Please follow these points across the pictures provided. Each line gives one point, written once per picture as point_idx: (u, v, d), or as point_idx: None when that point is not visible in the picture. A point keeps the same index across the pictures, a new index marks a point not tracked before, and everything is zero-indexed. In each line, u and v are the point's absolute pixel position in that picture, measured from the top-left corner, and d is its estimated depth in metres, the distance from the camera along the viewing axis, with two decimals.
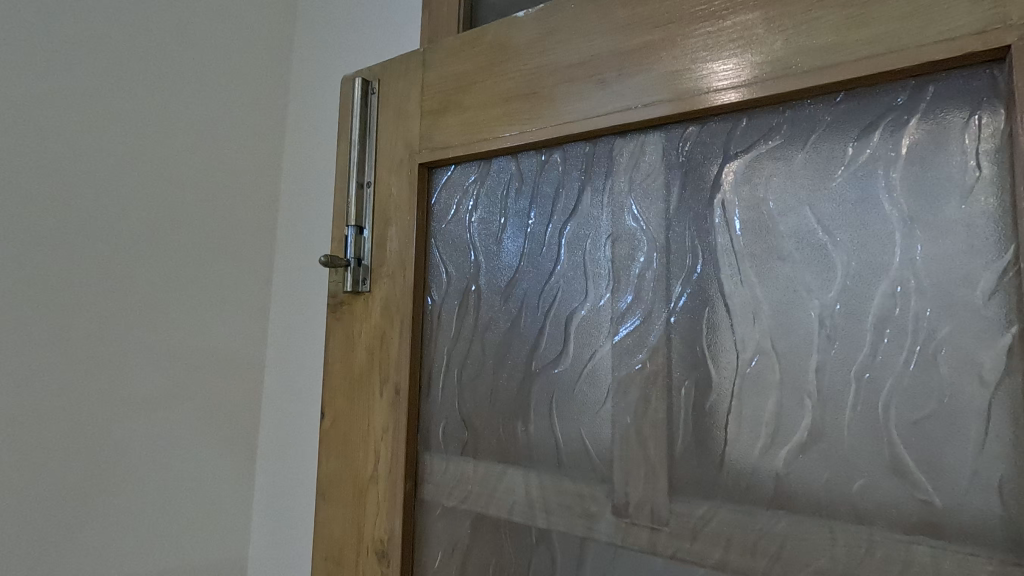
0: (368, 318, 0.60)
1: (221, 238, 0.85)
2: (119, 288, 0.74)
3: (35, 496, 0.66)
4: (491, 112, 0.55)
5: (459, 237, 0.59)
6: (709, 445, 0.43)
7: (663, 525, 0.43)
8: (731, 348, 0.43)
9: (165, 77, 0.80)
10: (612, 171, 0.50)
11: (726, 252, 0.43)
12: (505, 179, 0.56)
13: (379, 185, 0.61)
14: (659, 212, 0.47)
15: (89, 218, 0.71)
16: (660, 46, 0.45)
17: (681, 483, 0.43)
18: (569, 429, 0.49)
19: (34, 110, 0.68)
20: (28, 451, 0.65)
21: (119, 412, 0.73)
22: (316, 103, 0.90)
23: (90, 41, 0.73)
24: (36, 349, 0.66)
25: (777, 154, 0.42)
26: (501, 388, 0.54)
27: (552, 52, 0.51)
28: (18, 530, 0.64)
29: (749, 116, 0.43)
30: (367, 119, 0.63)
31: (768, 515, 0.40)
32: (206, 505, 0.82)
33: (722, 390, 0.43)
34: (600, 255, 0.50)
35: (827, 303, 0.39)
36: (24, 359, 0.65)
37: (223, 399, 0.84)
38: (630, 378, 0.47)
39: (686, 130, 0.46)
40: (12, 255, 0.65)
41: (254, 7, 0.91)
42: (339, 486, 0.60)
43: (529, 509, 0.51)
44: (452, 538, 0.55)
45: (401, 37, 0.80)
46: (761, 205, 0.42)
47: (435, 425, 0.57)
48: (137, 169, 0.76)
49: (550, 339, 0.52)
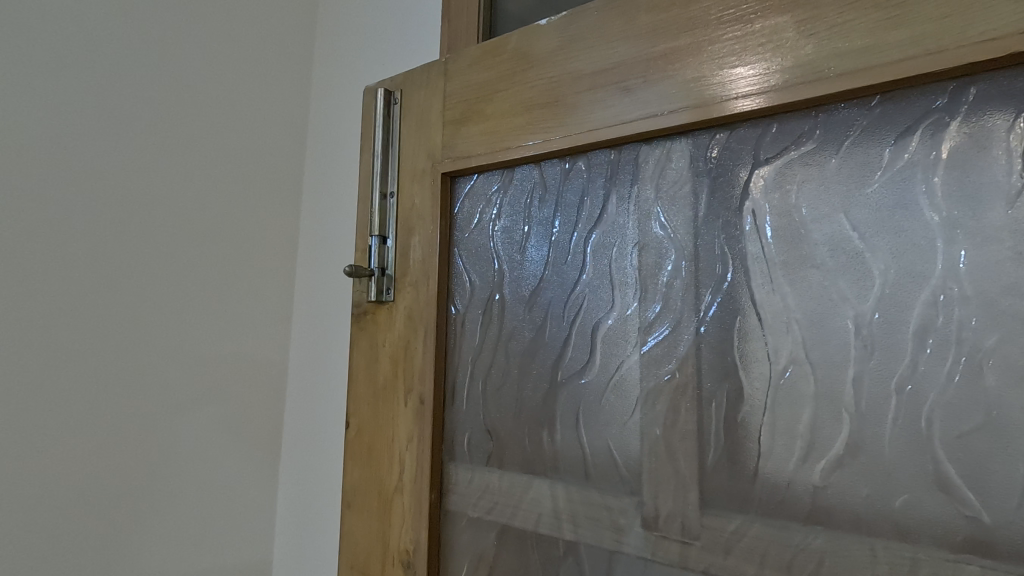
0: (392, 327, 0.60)
1: (244, 248, 0.86)
2: (148, 298, 0.75)
3: (63, 504, 0.67)
4: (513, 121, 0.55)
5: (482, 246, 0.59)
6: (741, 456, 0.42)
7: (695, 538, 0.43)
8: (764, 359, 0.42)
9: (191, 90, 0.81)
10: (638, 178, 0.49)
11: (757, 260, 0.43)
12: (528, 187, 0.56)
13: (402, 195, 0.62)
14: (687, 220, 0.46)
15: (120, 229, 0.73)
16: (686, 52, 0.45)
17: (713, 496, 0.43)
18: (596, 439, 0.49)
19: (61, 123, 0.69)
20: (57, 459, 0.67)
21: (146, 419, 0.74)
22: (337, 113, 0.91)
23: (117, 54, 0.74)
24: (65, 357, 0.68)
25: (809, 159, 0.41)
26: (526, 398, 0.54)
27: (575, 60, 0.51)
28: (48, 536, 0.66)
29: (780, 122, 0.42)
30: (389, 129, 0.63)
31: (805, 530, 0.39)
32: (232, 511, 0.83)
33: (753, 401, 0.42)
34: (627, 263, 0.49)
35: (864, 312, 0.38)
36: (52, 367, 0.67)
37: (248, 406, 0.85)
38: (658, 388, 0.46)
39: (714, 136, 0.45)
40: (42, 265, 0.66)
41: (275, 21, 0.93)
42: (364, 496, 0.60)
43: (556, 520, 0.50)
44: (478, 550, 0.54)
45: (419, 47, 0.80)
46: (793, 211, 0.41)
47: (459, 436, 0.57)
48: (164, 180, 0.77)
49: (576, 348, 0.51)
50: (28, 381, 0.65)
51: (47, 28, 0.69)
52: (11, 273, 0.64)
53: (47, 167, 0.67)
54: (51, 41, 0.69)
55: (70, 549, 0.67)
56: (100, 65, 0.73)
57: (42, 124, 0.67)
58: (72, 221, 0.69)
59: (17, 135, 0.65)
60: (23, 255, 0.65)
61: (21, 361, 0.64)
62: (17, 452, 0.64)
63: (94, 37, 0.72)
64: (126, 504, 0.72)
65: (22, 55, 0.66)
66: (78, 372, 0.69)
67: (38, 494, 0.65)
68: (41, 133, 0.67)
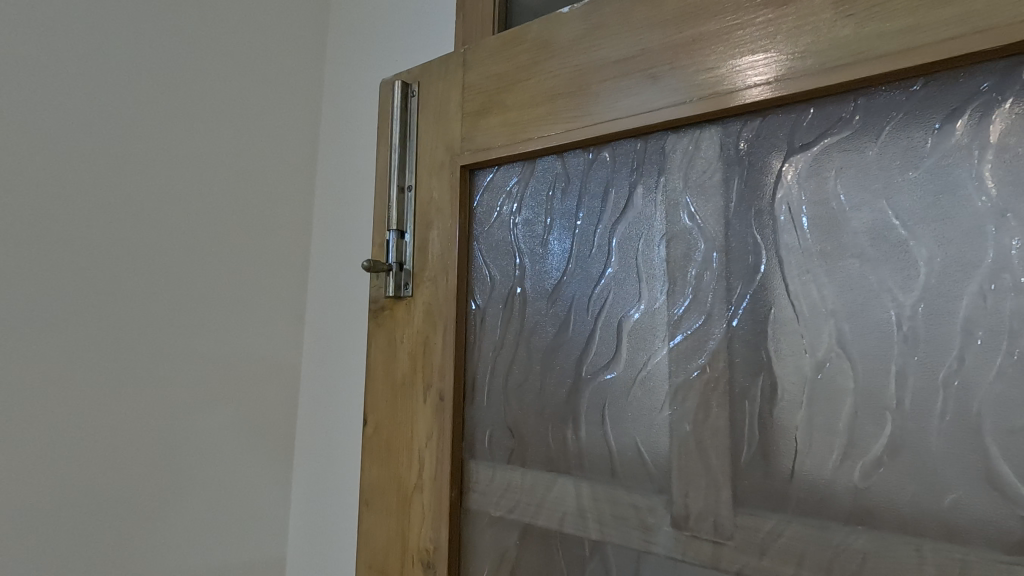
0: (411, 323, 0.59)
1: (257, 244, 0.86)
2: (162, 295, 0.75)
3: (76, 501, 0.66)
4: (535, 112, 0.53)
5: (502, 239, 0.58)
6: (776, 454, 0.41)
7: (728, 539, 0.41)
8: (800, 352, 0.40)
9: (204, 86, 0.81)
10: (665, 169, 0.48)
11: (792, 250, 0.41)
12: (549, 179, 0.55)
13: (420, 189, 0.61)
14: (717, 210, 0.45)
15: (135, 225, 0.72)
16: (716, 36, 0.43)
17: (746, 495, 0.41)
18: (623, 437, 0.47)
19: (75, 116, 0.68)
20: (69, 456, 0.66)
21: (161, 417, 0.74)
22: (350, 110, 0.90)
23: (131, 48, 0.74)
24: (79, 354, 0.67)
25: (847, 145, 0.40)
26: (550, 395, 0.52)
27: (599, 47, 0.50)
28: (61, 535, 0.65)
29: (816, 107, 0.41)
30: (407, 122, 0.63)
31: (846, 530, 0.37)
32: (246, 509, 0.82)
33: (789, 396, 0.40)
34: (654, 256, 0.48)
35: (908, 303, 0.37)
36: (65, 363, 0.66)
37: (261, 404, 0.85)
38: (688, 383, 0.45)
39: (746, 123, 0.44)
40: (55, 260, 0.66)
41: (288, 17, 0.92)
42: (382, 495, 0.59)
43: (581, 520, 0.49)
44: (500, 550, 0.53)
45: (433, 40, 0.79)
46: (831, 200, 0.40)
47: (480, 433, 0.56)
48: (178, 176, 0.77)
49: (601, 343, 0.50)
50: (41, 377, 0.64)
51: (59, 21, 0.68)
52: (24, 268, 0.64)
53: (60, 161, 0.67)
54: (63, 34, 0.68)
55: (82, 547, 0.66)
56: (113, 58, 0.72)
57: (54, 117, 0.66)
58: (85, 216, 0.68)
59: (29, 128, 0.65)
60: (37, 249, 0.64)
61: (35, 357, 0.64)
62: (30, 449, 0.63)
63: (107, 30, 0.72)
64: (138, 502, 0.72)
65: (34, 47, 0.66)
66: (92, 368, 0.68)
67: (51, 492, 0.64)
68: (54, 126, 0.66)
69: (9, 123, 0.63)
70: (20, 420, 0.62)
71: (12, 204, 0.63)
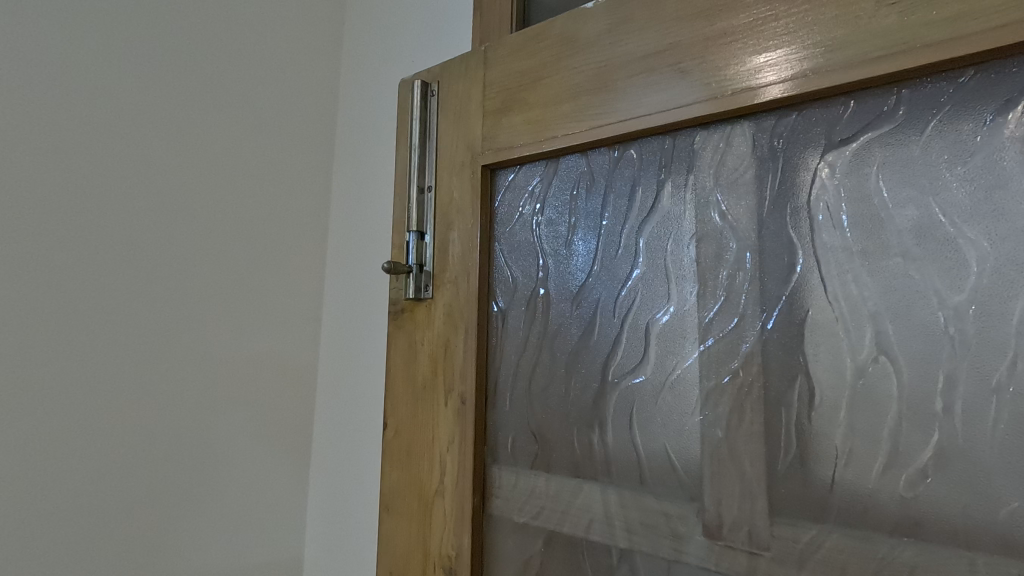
0: (431, 325, 0.58)
1: (274, 246, 0.85)
2: (180, 297, 0.75)
3: (92, 502, 0.66)
4: (558, 110, 0.52)
5: (525, 240, 0.57)
6: (815, 461, 0.39)
7: (764, 549, 0.40)
8: (841, 354, 0.39)
9: (221, 88, 0.81)
10: (694, 166, 0.46)
11: (832, 249, 0.40)
12: (573, 177, 0.54)
13: (440, 189, 0.60)
14: (750, 209, 0.43)
15: (153, 227, 0.73)
16: (749, 27, 0.42)
17: (783, 504, 0.40)
18: (652, 442, 0.46)
19: (91, 114, 0.68)
20: (85, 456, 0.66)
21: (180, 419, 0.74)
22: (367, 111, 0.90)
23: (149, 50, 0.74)
24: (94, 353, 0.67)
25: (891, 139, 0.38)
26: (575, 399, 0.51)
27: (625, 42, 0.48)
28: (78, 535, 0.65)
29: (856, 100, 0.39)
30: (427, 121, 0.62)
31: (891, 542, 0.36)
32: (264, 511, 0.82)
33: (828, 401, 0.39)
34: (684, 256, 0.46)
35: (958, 304, 0.35)
36: (82, 362, 0.66)
37: (278, 407, 0.84)
38: (720, 387, 0.43)
39: (781, 118, 0.42)
40: (71, 260, 0.66)
41: (304, 20, 0.92)
42: (403, 500, 0.58)
43: (608, 528, 0.47)
44: (524, 558, 0.52)
45: (450, 38, 0.79)
46: (873, 197, 0.39)
47: (503, 438, 0.55)
48: (196, 178, 0.77)
49: (629, 346, 0.48)
50: (58, 376, 0.64)
51: (76, 19, 0.68)
52: (40, 267, 0.64)
53: (75, 159, 0.67)
54: (82, 34, 0.68)
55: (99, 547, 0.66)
56: (129, 57, 0.72)
57: (74, 119, 0.67)
58: (101, 215, 0.68)
59: (45, 126, 0.65)
60: (53, 249, 0.65)
61: (52, 356, 0.64)
62: (47, 449, 0.63)
63: (124, 30, 0.72)
64: (157, 503, 0.71)
65: (53, 50, 0.66)
66: (108, 367, 0.68)
67: (67, 492, 0.64)
68: (69, 124, 0.67)
69: (25, 122, 0.63)
70: (36, 419, 0.63)
71: (28, 203, 0.63)
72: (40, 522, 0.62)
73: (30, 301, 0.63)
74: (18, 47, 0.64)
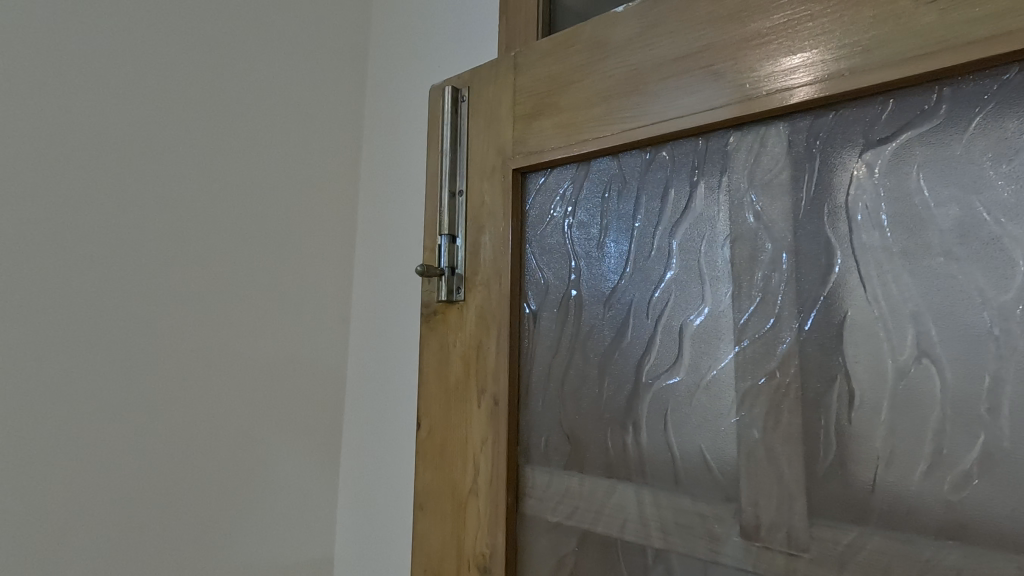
0: (464, 326, 0.59)
1: (304, 251, 0.88)
2: (217, 300, 0.77)
3: (135, 498, 0.68)
4: (589, 113, 0.53)
5: (556, 242, 0.57)
6: (855, 462, 0.39)
7: (803, 550, 0.39)
8: (881, 355, 0.38)
9: (253, 97, 0.83)
10: (728, 167, 0.46)
11: (871, 249, 0.39)
12: (604, 180, 0.54)
13: (471, 193, 0.61)
14: (786, 209, 0.43)
15: (192, 234, 0.75)
16: (783, 28, 0.42)
17: (822, 506, 0.40)
18: (686, 443, 0.46)
19: (127, 120, 0.70)
20: (130, 454, 0.68)
21: (216, 419, 0.76)
22: (393, 116, 0.92)
23: (186, 61, 0.76)
24: (135, 354, 0.69)
25: (932, 137, 0.38)
26: (608, 399, 0.52)
27: (657, 45, 0.49)
28: (119, 532, 0.67)
29: (895, 99, 0.39)
30: (457, 127, 0.63)
31: (936, 545, 0.35)
32: (296, 509, 0.84)
33: (868, 402, 0.39)
34: (718, 257, 0.46)
35: (1004, 304, 0.35)
36: (117, 363, 0.68)
37: (308, 407, 0.87)
38: (756, 388, 0.43)
39: (817, 118, 0.42)
40: (106, 263, 0.67)
41: (331, 29, 0.95)
42: (437, 498, 0.59)
43: (643, 528, 0.48)
44: (558, 557, 0.53)
45: (474, 44, 0.80)
46: (914, 196, 0.38)
47: (536, 438, 0.56)
48: (230, 185, 0.79)
49: (662, 346, 0.49)
50: (100, 376, 0.66)
51: (112, 25, 0.70)
52: (78, 271, 0.65)
53: (108, 164, 0.68)
54: (124, 45, 0.71)
55: (139, 545, 0.68)
56: (161, 62, 0.74)
57: (117, 128, 0.69)
58: (143, 221, 0.70)
59: (79, 131, 0.66)
60: (89, 253, 0.66)
61: (93, 357, 0.66)
62: (91, 447, 0.65)
63: (155, 36, 0.73)
64: (196, 500, 0.73)
65: (99, 61, 0.68)
66: (144, 367, 0.70)
67: (107, 491, 0.66)
68: (110, 131, 0.68)
69: (59, 128, 0.65)
70: (74, 421, 0.64)
71: (71, 209, 0.65)
72: (80, 522, 0.64)
73: (67, 305, 0.64)
74: (59, 56, 0.65)
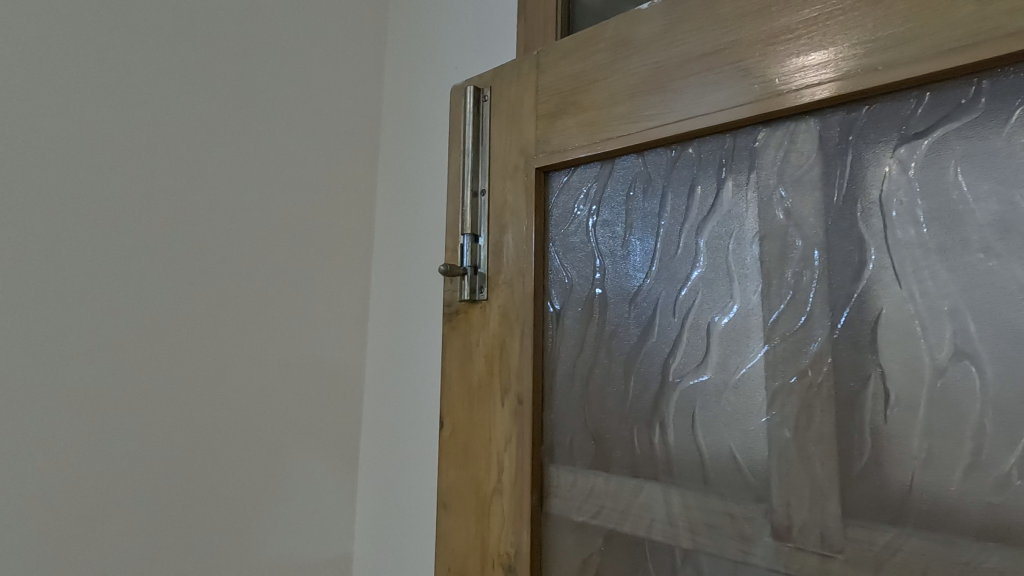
0: (486, 326, 0.59)
1: (323, 252, 0.89)
2: (239, 301, 0.78)
3: (162, 497, 0.69)
4: (613, 112, 0.53)
5: (580, 241, 0.57)
6: (891, 463, 0.38)
7: (837, 552, 0.39)
8: (918, 354, 0.38)
9: (273, 100, 0.84)
10: (757, 164, 0.46)
11: (907, 246, 0.39)
12: (628, 178, 0.54)
13: (493, 192, 0.61)
14: (817, 206, 0.43)
15: (215, 235, 0.76)
16: (813, 23, 0.41)
17: (856, 507, 0.39)
18: (715, 443, 0.46)
19: (153, 123, 0.71)
20: (157, 453, 0.69)
21: (238, 419, 0.77)
22: (411, 117, 0.92)
23: (208, 64, 0.77)
24: (160, 354, 0.70)
25: (970, 131, 0.37)
26: (634, 398, 0.51)
27: (682, 42, 0.49)
28: (146, 530, 0.67)
29: (929, 93, 0.39)
30: (479, 127, 0.63)
31: (977, 547, 0.35)
32: (317, 508, 0.85)
33: (904, 400, 0.38)
34: (746, 255, 0.46)
35: None
36: (141, 364, 0.68)
37: (327, 407, 0.88)
38: (786, 387, 0.43)
39: (849, 114, 0.42)
40: (130, 264, 0.68)
41: (349, 32, 0.95)
42: (461, 497, 0.59)
43: (670, 528, 0.47)
44: (583, 557, 0.53)
45: (492, 44, 0.80)
46: (952, 191, 0.38)
47: (560, 437, 0.55)
48: (252, 187, 0.80)
49: (689, 345, 0.48)
50: (127, 376, 0.67)
51: (137, 28, 0.70)
52: (108, 272, 0.66)
53: (132, 166, 0.69)
54: (149, 47, 0.71)
55: (164, 543, 0.69)
56: (184, 65, 0.74)
57: (143, 131, 0.70)
58: (167, 224, 0.71)
59: (105, 133, 0.67)
60: (115, 254, 0.67)
61: (122, 357, 0.67)
62: (120, 446, 0.66)
63: (177, 38, 0.74)
64: (219, 499, 0.74)
65: (126, 63, 0.69)
66: (170, 367, 0.71)
67: (135, 489, 0.67)
68: (137, 133, 0.69)
69: (85, 129, 0.65)
70: (99, 421, 0.65)
71: (100, 211, 0.66)
72: (107, 522, 0.64)
73: (93, 307, 0.65)
74: (88, 58, 0.66)
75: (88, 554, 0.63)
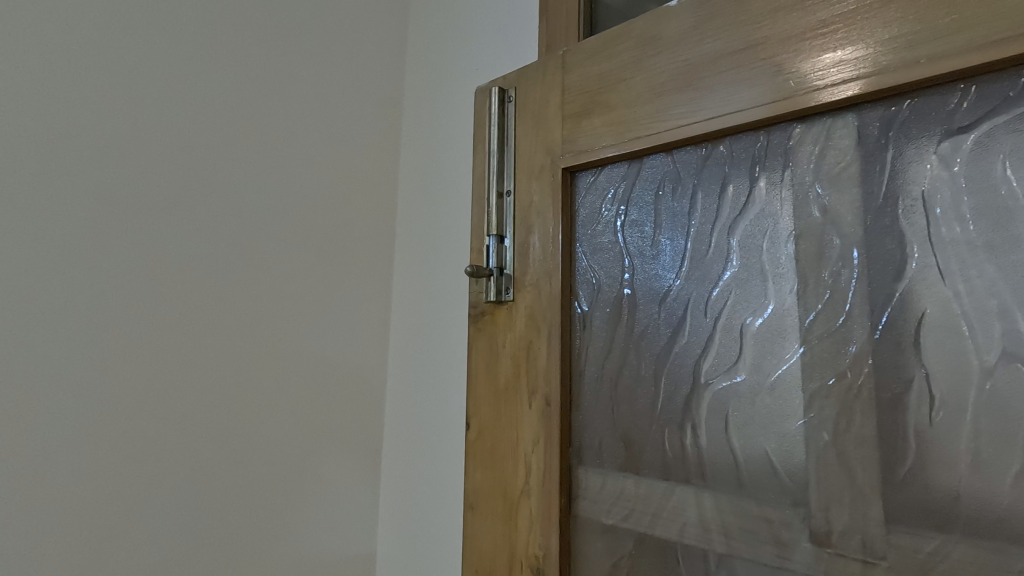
0: (513, 327, 0.59)
1: (345, 255, 0.89)
2: (263, 304, 0.79)
3: (190, 495, 0.71)
4: (641, 110, 0.52)
5: (608, 241, 0.56)
6: (937, 467, 0.37)
7: (880, 558, 0.38)
8: (965, 355, 0.37)
9: (296, 105, 0.85)
10: (792, 161, 0.45)
11: (952, 243, 0.38)
12: (658, 177, 0.53)
13: (519, 192, 0.61)
14: (855, 203, 0.42)
15: (239, 239, 0.77)
16: (851, 16, 0.40)
17: (900, 512, 0.38)
18: (749, 445, 0.45)
19: (180, 129, 0.72)
20: (185, 453, 0.70)
21: (264, 420, 0.78)
22: (432, 120, 0.93)
23: (233, 72, 0.78)
24: (187, 355, 0.71)
25: (1019, 125, 0.36)
26: (665, 399, 0.51)
27: (713, 39, 0.48)
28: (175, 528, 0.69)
29: (973, 87, 0.37)
30: (504, 128, 0.63)
31: None
32: (340, 508, 0.86)
33: (951, 403, 0.37)
34: (781, 254, 0.45)
35: None
36: (169, 366, 0.70)
37: (350, 408, 0.88)
38: (824, 389, 0.42)
39: (888, 109, 0.41)
40: (157, 268, 0.69)
41: (369, 36, 0.96)
42: (489, 499, 0.59)
43: (703, 532, 0.47)
44: (613, 560, 0.52)
45: (514, 46, 0.80)
46: (1000, 186, 0.36)
47: (589, 439, 0.55)
48: (275, 191, 0.82)
49: (722, 346, 0.48)
50: (156, 377, 0.68)
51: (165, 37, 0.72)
52: (137, 276, 0.68)
53: (158, 172, 0.70)
54: (176, 55, 0.73)
55: (193, 542, 0.70)
56: (209, 72, 0.76)
57: (170, 137, 0.71)
58: (194, 228, 0.73)
59: (133, 138, 0.68)
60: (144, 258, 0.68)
61: (150, 358, 0.68)
62: (149, 445, 0.67)
63: (203, 46, 0.76)
64: (245, 498, 0.76)
65: (154, 71, 0.71)
66: (197, 368, 0.72)
67: (163, 488, 0.68)
68: (164, 139, 0.71)
69: (115, 136, 0.67)
70: (128, 422, 0.66)
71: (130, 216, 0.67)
72: (137, 520, 0.66)
73: (122, 310, 0.66)
74: (118, 66, 0.68)
75: (120, 552, 0.64)
